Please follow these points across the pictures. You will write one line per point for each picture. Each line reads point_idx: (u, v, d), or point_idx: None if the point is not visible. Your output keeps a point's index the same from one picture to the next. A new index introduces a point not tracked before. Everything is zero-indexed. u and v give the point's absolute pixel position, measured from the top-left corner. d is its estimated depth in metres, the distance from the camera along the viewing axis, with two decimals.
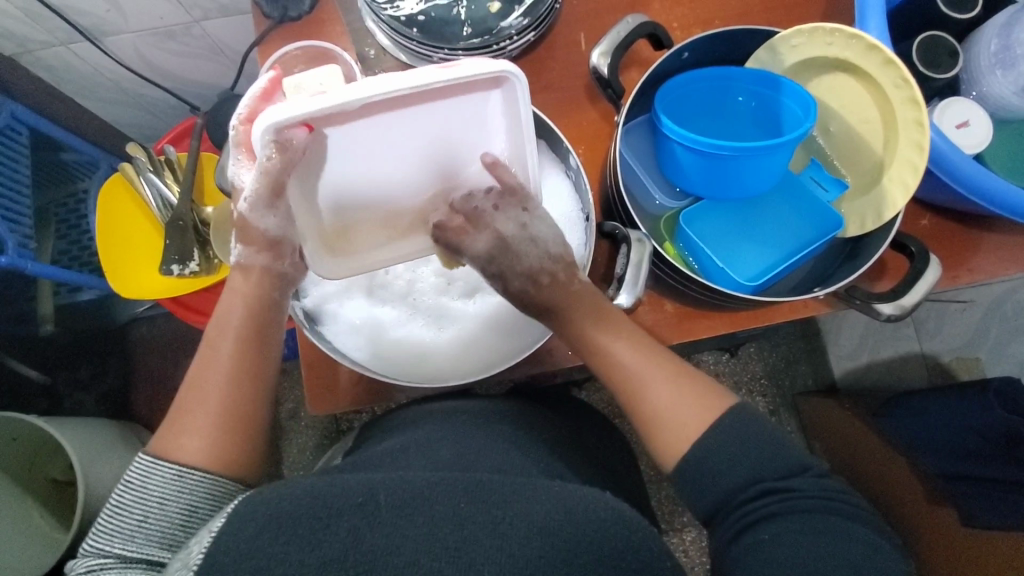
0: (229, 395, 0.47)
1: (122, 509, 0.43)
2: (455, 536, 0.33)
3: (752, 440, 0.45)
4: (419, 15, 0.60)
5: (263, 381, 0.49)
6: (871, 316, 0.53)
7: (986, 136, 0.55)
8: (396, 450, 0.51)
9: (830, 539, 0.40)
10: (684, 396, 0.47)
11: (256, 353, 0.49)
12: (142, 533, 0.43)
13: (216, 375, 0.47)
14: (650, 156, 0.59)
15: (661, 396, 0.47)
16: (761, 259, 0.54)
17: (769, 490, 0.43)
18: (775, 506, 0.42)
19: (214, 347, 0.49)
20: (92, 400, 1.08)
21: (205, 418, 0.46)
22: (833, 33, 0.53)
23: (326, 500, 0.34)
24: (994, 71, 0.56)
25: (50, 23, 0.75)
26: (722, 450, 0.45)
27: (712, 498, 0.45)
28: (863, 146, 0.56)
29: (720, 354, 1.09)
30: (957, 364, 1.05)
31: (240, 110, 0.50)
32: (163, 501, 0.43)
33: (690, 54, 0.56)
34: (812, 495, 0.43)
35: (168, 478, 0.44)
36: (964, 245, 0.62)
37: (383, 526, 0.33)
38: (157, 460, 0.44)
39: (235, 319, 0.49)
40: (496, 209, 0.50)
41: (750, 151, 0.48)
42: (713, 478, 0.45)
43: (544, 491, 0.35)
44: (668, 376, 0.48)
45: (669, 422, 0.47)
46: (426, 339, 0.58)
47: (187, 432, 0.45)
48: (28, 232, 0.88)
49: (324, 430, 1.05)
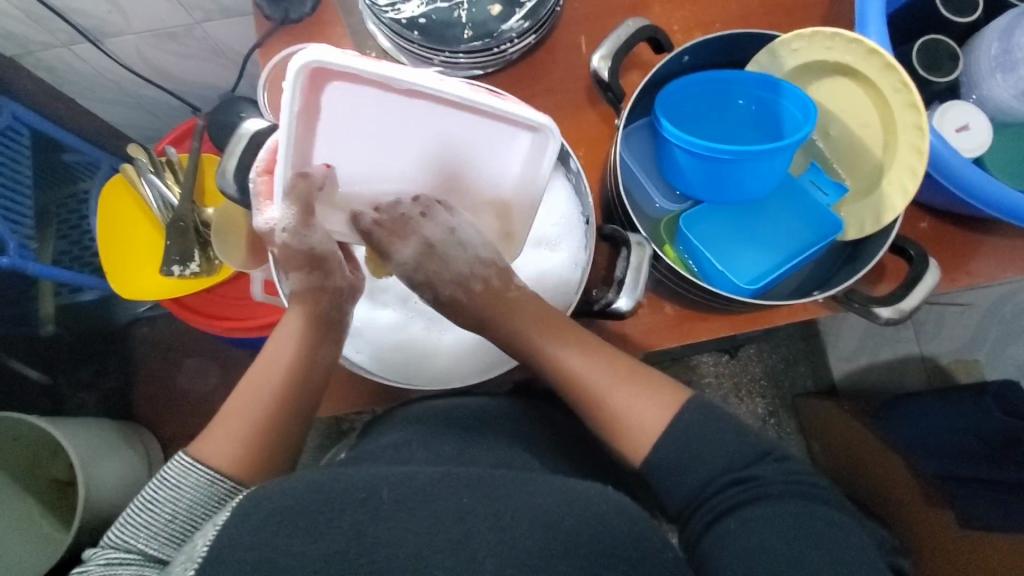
0: (271, 409, 0.47)
1: (153, 505, 0.44)
2: (457, 530, 0.33)
3: (751, 440, 0.45)
4: (420, 18, 0.60)
5: (301, 399, 0.49)
6: (869, 318, 0.53)
7: (986, 140, 0.55)
8: (394, 444, 0.51)
9: (795, 526, 0.40)
10: (643, 391, 0.47)
11: (303, 375, 0.49)
12: (166, 532, 0.43)
13: (263, 390, 0.47)
14: (650, 160, 0.59)
15: (621, 399, 0.47)
16: (760, 262, 0.54)
17: (733, 481, 0.43)
18: (738, 496, 0.42)
19: (263, 362, 0.49)
20: (93, 400, 1.09)
21: (242, 427, 0.46)
22: (834, 37, 0.53)
23: (329, 495, 0.34)
24: (993, 74, 0.56)
25: (51, 24, 0.75)
26: (699, 439, 0.45)
27: (688, 498, 0.45)
28: (863, 150, 0.56)
29: (719, 356, 1.09)
30: (957, 367, 1.04)
31: (257, 163, 0.49)
32: (191, 506, 0.44)
33: (690, 57, 0.57)
34: (776, 484, 0.43)
35: (201, 482, 0.44)
36: (964, 247, 0.62)
37: (386, 520, 0.33)
38: (195, 462, 0.44)
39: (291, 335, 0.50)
40: (423, 216, 0.50)
41: (750, 155, 0.48)
42: (701, 476, 0.44)
43: (546, 489, 0.35)
44: (623, 377, 0.48)
45: (631, 423, 0.46)
46: (425, 343, 0.58)
47: (223, 438, 0.46)
48: (29, 231, 0.88)
49: (323, 430, 1.05)
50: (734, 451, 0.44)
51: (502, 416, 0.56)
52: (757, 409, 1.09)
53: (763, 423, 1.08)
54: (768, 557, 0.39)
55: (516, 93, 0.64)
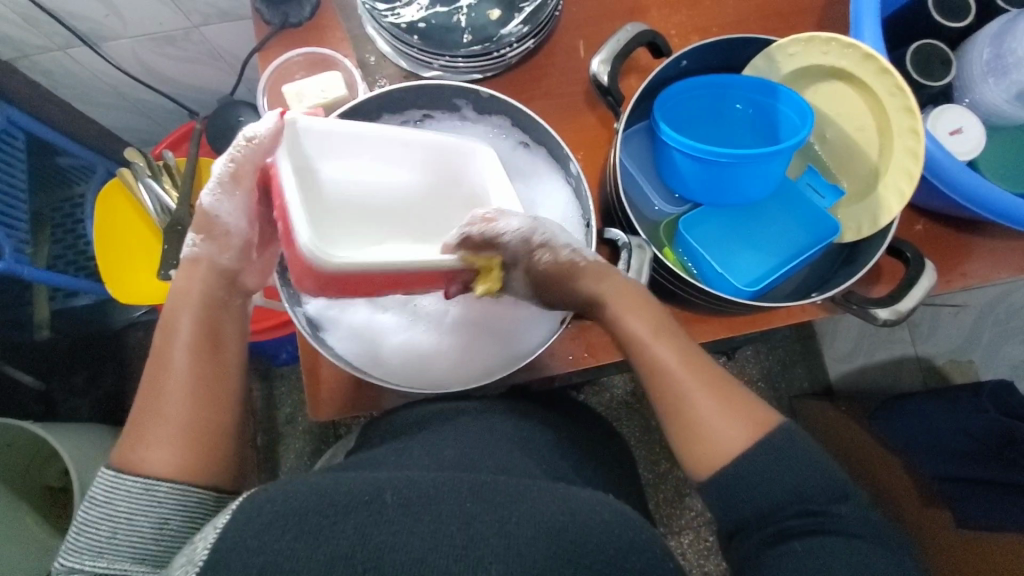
0: (188, 410, 0.47)
1: (90, 526, 0.43)
2: (462, 534, 0.33)
3: (821, 470, 0.46)
4: (420, 22, 0.60)
5: (226, 381, 0.49)
6: (867, 319, 0.53)
7: (979, 143, 0.56)
8: (401, 448, 0.51)
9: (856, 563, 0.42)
10: (726, 407, 0.47)
11: (206, 367, 0.48)
12: (111, 549, 0.42)
13: (171, 394, 0.47)
14: (648, 163, 0.60)
15: (706, 410, 0.47)
16: (758, 265, 0.55)
17: (807, 511, 0.44)
18: (806, 524, 0.44)
19: (158, 369, 0.48)
20: (87, 406, 1.08)
21: (165, 430, 0.46)
22: (829, 42, 0.54)
23: (335, 498, 0.34)
24: (986, 79, 0.57)
25: (48, 28, 0.75)
26: (779, 468, 0.45)
27: (736, 508, 0.46)
28: (859, 153, 0.56)
29: (717, 358, 1.09)
30: (951, 367, 1.05)
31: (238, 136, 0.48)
32: (130, 516, 0.43)
33: (688, 62, 0.57)
34: (852, 521, 0.44)
35: (134, 490, 0.43)
36: (958, 249, 0.63)
37: (390, 524, 0.33)
38: (119, 474, 0.44)
39: (182, 338, 0.48)
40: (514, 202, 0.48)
41: (748, 158, 0.49)
42: (753, 487, 0.45)
43: (549, 492, 0.36)
44: (705, 376, 0.48)
45: (713, 436, 0.46)
46: (423, 352, 0.58)
47: (148, 445, 0.45)
48: (24, 236, 0.88)
49: (320, 435, 1.05)
50: (789, 478, 0.45)
51: (502, 422, 0.56)
52: None
53: None
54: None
55: (515, 97, 0.64)
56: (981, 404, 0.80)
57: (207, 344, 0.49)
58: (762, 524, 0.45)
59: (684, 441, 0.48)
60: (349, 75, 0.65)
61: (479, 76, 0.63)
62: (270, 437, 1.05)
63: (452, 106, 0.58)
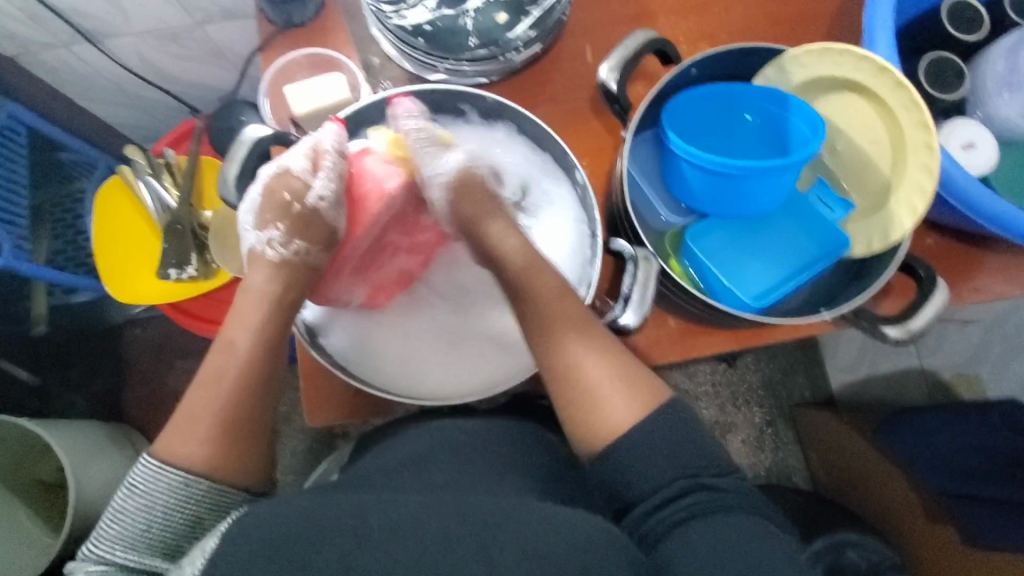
0: (236, 409, 0.47)
1: (123, 515, 0.42)
2: (444, 561, 0.32)
3: (699, 444, 0.45)
4: (426, 25, 0.59)
5: (267, 388, 0.49)
6: (876, 337, 0.53)
7: (990, 159, 0.55)
8: (394, 466, 0.50)
9: (751, 538, 0.39)
10: (607, 363, 0.48)
11: (265, 361, 0.49)
12: (144, 542, 0.42)
13: (224, 387, 0.47)
14: (654, 172, 0.59)
15: (596, 378, 0.47)
16: (765, 278, 0.54)
17: (694, 483, 0.43)
18: (696, 501, 0.42)
19: (223, 349, 0.49)
20: (85, 403, 1.07)
21: (211, 424, 0.46)
22: (843, 54, 0.53)
23: (320, 523, 0.33)
24: (1001, 93, 0.56)
25: (50, 24, 0.74)
26: (659, 438, 0.44)
27: (627, 484, 0.44)
28: (870, 166, 0.55)
29: (718, 365, 1.08)
30: (958, 382, 1.03)
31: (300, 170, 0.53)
32: (168, 510, 0.42)
33: (698, 70, 0.56)
34: (731, 494, 0.42)
35: (176, 484, 0.43)
36: (968, 265, 0.62)
37: (378, 546, 0.32)
38: (165, 464, 0.43)
39: (253, 323, 0.50)
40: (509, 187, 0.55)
41: (759, 171, 0.48)
42: (646, 462, 0.44)
43: (543, 519, 0.35)
44: (584, 335, 0.49)
45: (602, 405, 0.46)
46: (383, 358, 0.57)
47: (192, 437, 0.45)
48: (24, 232, 0.87)
49: (319, 437, 1.05)
50: (682, 448, 0.44)
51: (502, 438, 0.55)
52: (754, 420, 1.08)
53: (760, 434, 1.08)
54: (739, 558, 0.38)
55: (521, 103, 0.63)
56: None
57: (274, 345, 0.50)
58: (653, 501, 0.42)
59: (577, 410, 0.47)
60: (353, 77, 0.64)
61: (485, 80, 0.62)
62: None
63: (457, 110, 0.57)
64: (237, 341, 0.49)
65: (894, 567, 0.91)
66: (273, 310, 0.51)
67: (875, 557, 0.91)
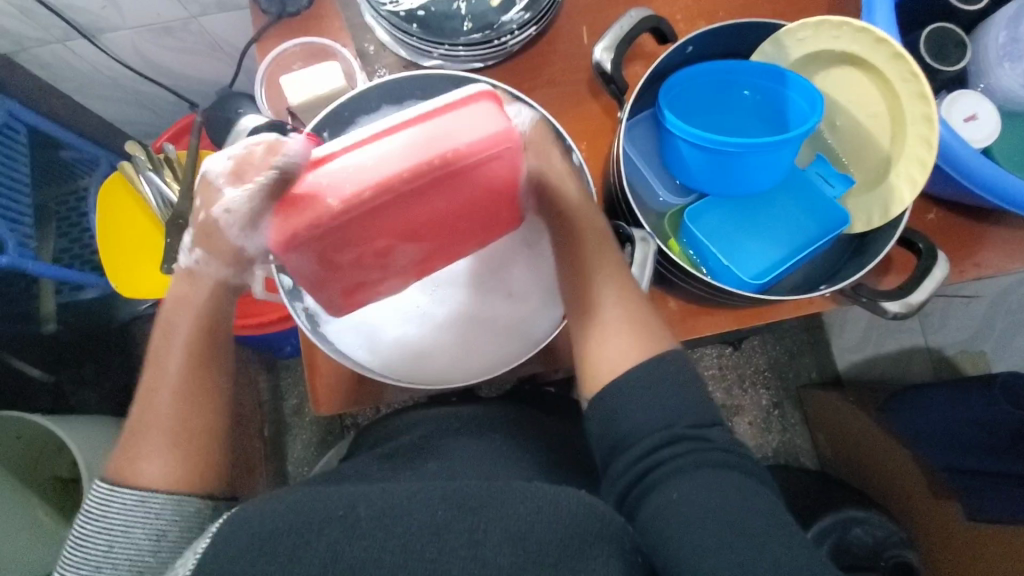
0: (185, 414, 0.47)
1: (85, 540, 0.43)
2: (431, 547, 0.32)
3: (686, 396, 0.42)
4: (419, 10, 0.59)
5: (218, 385, 0.49)
6: (877, 312, 0.52)
7: (993, 132, 0.55)
8: (390, 458, 0.51)
9: (732, 495, 0.38)
10: (627, 331, 0.46)
11: (208, 358, 0.49)
12: (109, 563, 0.43)
13: (165, 405, 0.47)
14: (653, 152, 0.59)
15: (614, 344, 0.46)
16: (765, 257, 0.54)
17: (682, 436, 0.41)
18: (686, 454, 0.40)
19: (161, 359, 0.49)
20: (97, 398, 1.08)
21: (161, 436, 0.46)
22: (840, 26, 0.52)
23: (308, 515, 0.33)
24: (1002, 63, 0.55)
25: (46, 21, 0.75)
26: (640, 398, 0.42)
27: (620, 433, 0.42)
28: (871, 141, 0.55)
29: (723, 348, 1.08)
30: (963, 359, 1.04)
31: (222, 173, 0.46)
32: (126, 526, 0.43)
33: (694, 47, 0.55)
34: (724, 448, 0.41)
35: (130, 502, 0.44)
36: (972, 239, 0.61)
37: (362, 539, 0.32)
38: (112, 486, 0.44)
39: (186, 324, 0.49)
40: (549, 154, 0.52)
41: (755, 148, 0.48)
42: (638, 416, 0.42)
43: (528, 497, 0.35)
44: (615, 325, 0.46)
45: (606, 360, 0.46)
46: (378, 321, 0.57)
47: (146, 453, 0.46)
48: (28, 231, 0.88)
49: (327, 427, 1.05)
50: (672, 398, 0.42)
51: (495, 425, 0.56)
52: (760, 402, 1.08)
53: (766, 416, 1.07)
54: (718, 521, 0.37)
55: (517, 87, 0.63)
56: (993, 397, 0.79)
57: (207, 349, 0.49)
58: (635, 456, 0.41)
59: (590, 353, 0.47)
60: (348, 64, 0.64)
61: (480, 64, 0.62)
62: (279, 427, 1.05)
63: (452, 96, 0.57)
64: (176, 345, 0.49)
65: (900, 543, 0.91)
66: (205, 317, 0.50)
67: (879, 534, 0.92)
